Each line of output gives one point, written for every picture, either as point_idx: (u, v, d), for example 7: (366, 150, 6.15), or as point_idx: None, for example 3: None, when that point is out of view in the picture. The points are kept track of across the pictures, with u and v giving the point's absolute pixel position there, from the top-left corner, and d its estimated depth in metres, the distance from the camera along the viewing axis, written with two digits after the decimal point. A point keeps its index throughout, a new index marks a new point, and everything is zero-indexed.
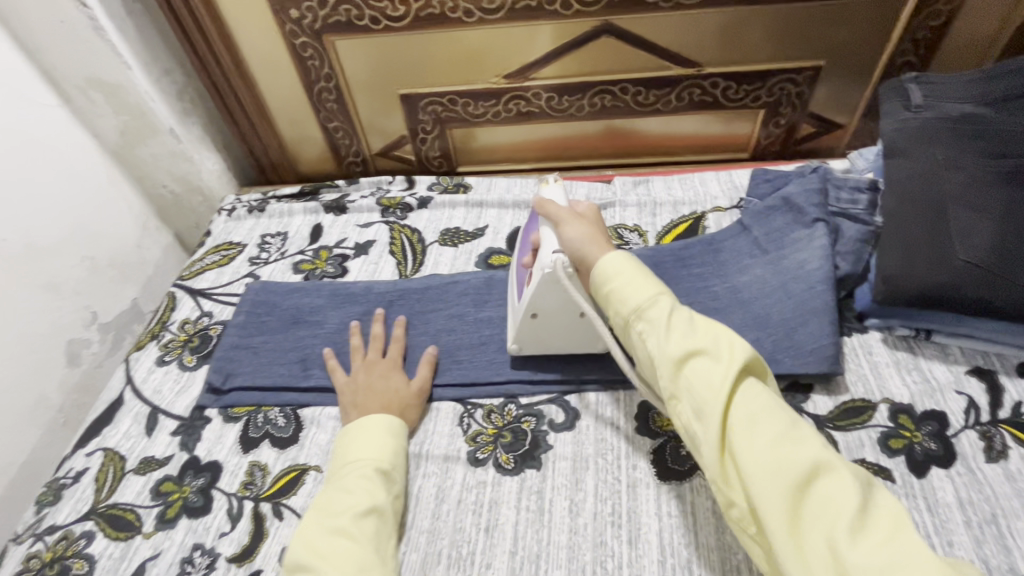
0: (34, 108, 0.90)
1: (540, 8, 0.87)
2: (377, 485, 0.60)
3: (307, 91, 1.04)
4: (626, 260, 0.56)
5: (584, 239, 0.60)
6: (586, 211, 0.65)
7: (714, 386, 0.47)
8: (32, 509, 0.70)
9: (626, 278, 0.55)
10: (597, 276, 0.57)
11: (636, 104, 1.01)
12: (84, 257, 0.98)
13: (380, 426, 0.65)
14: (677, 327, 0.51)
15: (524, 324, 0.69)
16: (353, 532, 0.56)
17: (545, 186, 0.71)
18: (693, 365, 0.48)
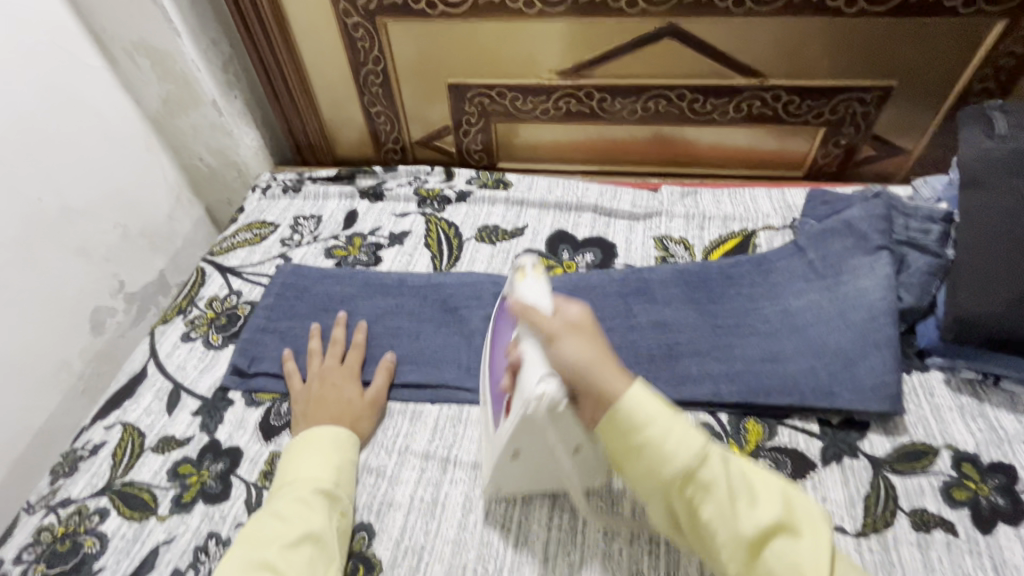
0: (80, 70, 0.89)
1: (605, 5, 0.84)
2: (317, 506, 0.57)
3: (353, 72, 1.01)
4: (649, 397, 0.49)
5: (589, 370, 0.48)
6: (574, 314, 0.53)
7: (802, 569, 0.43)
8: (46, 479, 0.68)
9: (662, 425, 0.47)
10: (620, 421, 0.48)
11: (691, 112, 0.97)
12: (116, 224, 0.96)
13: (327, 444, 0.62)
14: (652, 416, 0.48)
15: (503, 465, 0.57)
16: (282, 567, 0.52)
17: (527, 269, 0.57)
18: (772, 545, 0.44)
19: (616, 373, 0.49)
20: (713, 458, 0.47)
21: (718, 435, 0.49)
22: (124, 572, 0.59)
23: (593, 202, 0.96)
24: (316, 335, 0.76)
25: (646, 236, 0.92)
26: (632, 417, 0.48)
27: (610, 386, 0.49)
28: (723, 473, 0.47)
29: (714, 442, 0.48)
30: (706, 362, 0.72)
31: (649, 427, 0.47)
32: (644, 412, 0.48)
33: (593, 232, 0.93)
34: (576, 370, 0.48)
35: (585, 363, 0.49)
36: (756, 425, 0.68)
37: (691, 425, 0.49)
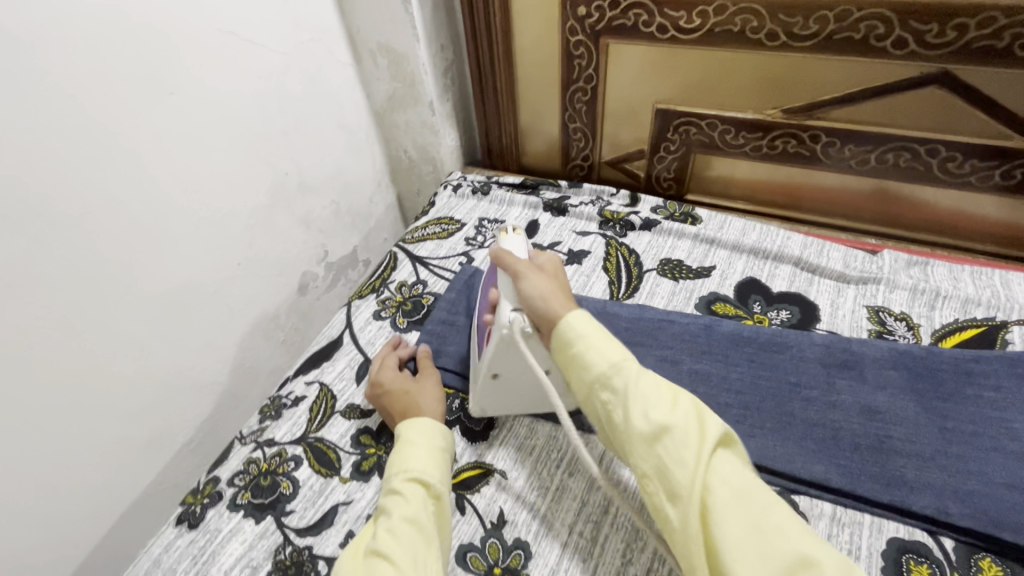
0: (335, 65, 1.01)
1: (863, 43, 0.75)
2: (410, 493, 0.56)
3: (562, 88, 1.03)
4: (589, 321, 0.56)
5: (544, 300, 0.59)
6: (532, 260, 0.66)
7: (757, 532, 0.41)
8: (256, 416, 0.78)
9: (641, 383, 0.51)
10: (559, 334, 0.56)
11: (939, 171, 0.83)
12: (332, 201, 1.08)
13: (414, 435, 0.63)
14: (625, 370, 0.52)
15: (485, 384, 0.68)
16: (388, 553, 0.51)
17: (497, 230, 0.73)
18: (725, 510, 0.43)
19: (606, 336, 0.55)
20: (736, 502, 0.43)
21: (764, 485, 0.45)
22: (308, 520, 0.65)
23: (795, 254, 0.88)
24: (377, 358, 0.79)
25: (857, 303, 0.81)
26: (654, 428, 0.47)
27: (643, 400, 0.49)
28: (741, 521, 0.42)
29: (754, 491, 0.44)
30: (930, 470, 0.61)
31: (665, 450, 0.46)
32: (669, 432, 0.47)
33: (791, 287, 0.85)
34: (597, 355, 0.53)
35: (612, 361, 0.53)
36: (993, 564, 0.56)
37: (728, 460, 0.46)
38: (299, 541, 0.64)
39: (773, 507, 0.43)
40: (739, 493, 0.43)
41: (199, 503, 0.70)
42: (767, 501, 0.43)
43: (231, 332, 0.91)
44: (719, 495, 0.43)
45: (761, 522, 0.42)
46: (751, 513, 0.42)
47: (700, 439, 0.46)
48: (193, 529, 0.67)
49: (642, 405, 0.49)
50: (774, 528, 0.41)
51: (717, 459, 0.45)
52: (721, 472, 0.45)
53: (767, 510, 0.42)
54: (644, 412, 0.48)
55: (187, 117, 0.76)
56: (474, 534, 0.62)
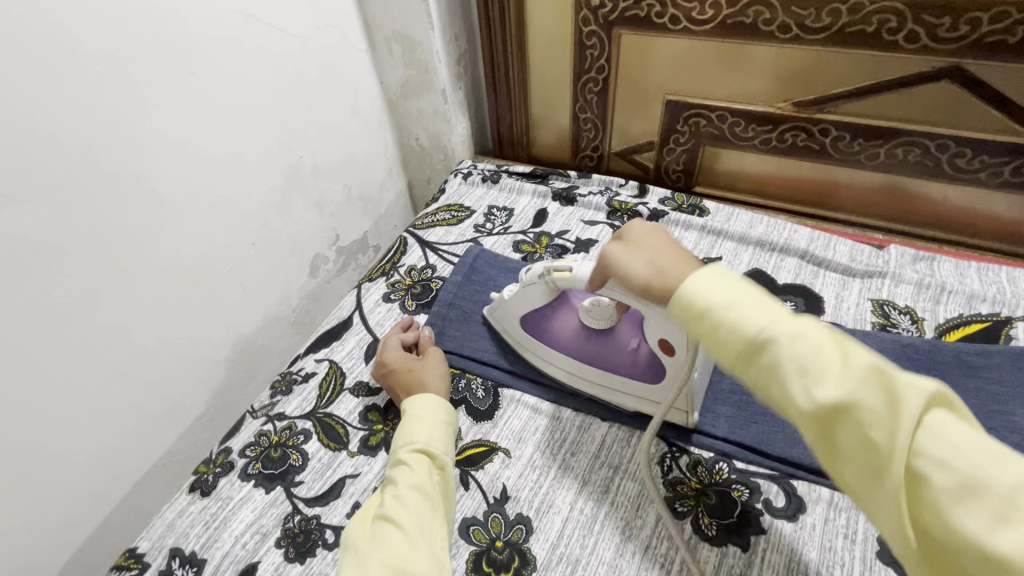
0: (350, 50, 1.02)
1: (875, 37, 0.76)
2: (415, 463, 0.58)
3: (574, 78, 1.04)
4: (717, 275, 0.45)
5: (660, 273, 0.49)
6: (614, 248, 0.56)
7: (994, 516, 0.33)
8: (267, 392, 0.80)
9: (806, 340, 0.39)
10: (716, 321, 0.43)
11: (948, 167, 0.83)
12: (344, 186, 1.10)
13: (420, 410, 0.64)
14: (778, 330, 0.40)
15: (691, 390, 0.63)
16: (395, 518, 0.53)
17: (549, 269, 0.65)
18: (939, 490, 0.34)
19: (745, 295, 0.43)
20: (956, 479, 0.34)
21: (1006, 453, 0.34)
22: (317, 491, 0.67)
23: (802, 246, 0.88)
24: (386, 338, 0.78)
25: (861, 296, 0.82)
26: (829, 405, 0.37)
27: (810, 367, 0.39)
28: (963, 501, 0.34)
29: (986, 469, 0.33)
30: None
31: (845, 433, 0.38)
32: (848, 411, 0.37)
33: (796, 279, 0.85)
34: (740, 320, 0.42)
35: (760, 325, 0.41)
36: None
37: (948, 422, 0.35)
38: (308, 511, 0.66)
39: (1021, 488, 0.32)
40: (969, 477, 0.34)
41: (211, 473, 0.72)
42: (1008, 477, 0.33)
43: (243, 310, 0.93)
44: (938, 482, 0.34)
45: (1002, 511, 0.32)
46: (987, 503, 0.33)
47: (896, 413, 0.36)
48: (206, 497, 0.69)
49: (802, 378, 0.39)
50: (1021, 521, 0.32)
51: (928, 428, 0.36)
52: (936, 452, 0.35)
53: (1009, 494, 0.32)
54: (806, 388, 0.38)
55: (206, 97, 0.78)
56: (477, 508, 0.64)
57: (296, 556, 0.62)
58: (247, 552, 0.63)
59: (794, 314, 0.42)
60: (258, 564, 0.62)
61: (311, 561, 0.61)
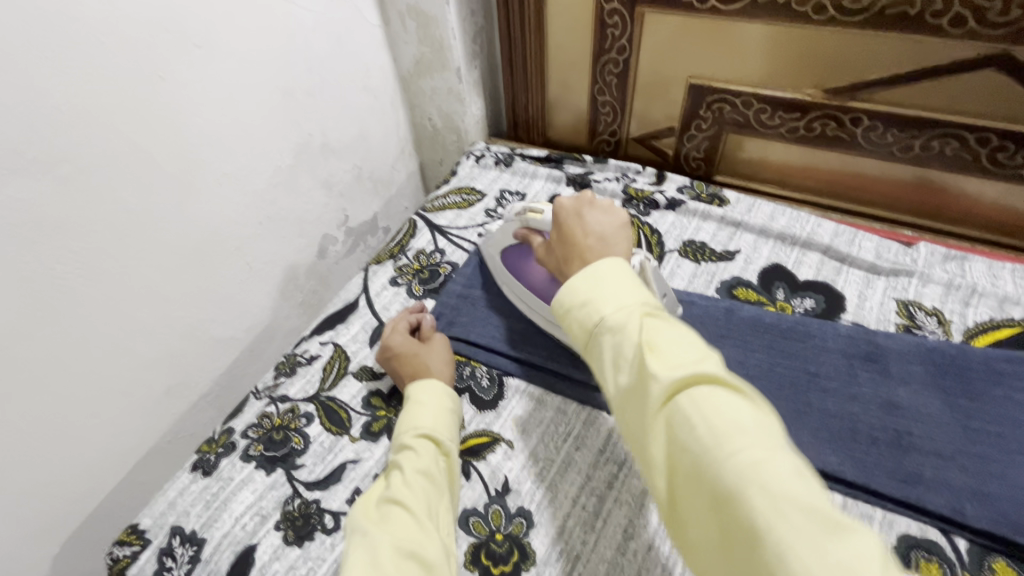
0: (363, 26, 0.99)
1: (918, 20, 0.71)
2: (421, 448, 0.57)
3: (593, 59, 1.00)
4: (604, 267, 0.47)
5: (606, 239, 0.54)
6: (571, 203, 0.58)
7: (711, 455, 0.35)
8: (272, 372, 0.80)
9: (610, 306, 0.44)
10: (584, 288, 0.47)
11: (987, 161, 0.79)
12: (354, 166, 1.08)
13: (424, 394, 0.63)
14: (601, 295, 0.45)
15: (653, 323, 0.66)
16: (404, 501, 0.51)
17: (525, 210, 0.70)
18: (682, 435, 0.37)
19: (605, 280, 0.46)
20: (695, 418, 0.36)
21: (749, 429, 0.35)
22: (317, 475, 0.67)
23: (825, 241, 0.85)
24: (389, 326, 0.77)
25: (886, 296, 0.78)
26: (618, 368, 0.42)
27: (613, 339, 0.43)
28: (695, 440, 0.36)
29: (711, 445, 0.35)
30: (949, 471, 0.59)
31: (631, 412, 0.41)
32: (636, 394, 0.41)
33: (818, 276, 0.82)
34: (586, 316, 0.45)
35: (603, 314, 0.44)
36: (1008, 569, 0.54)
37: (700, 400, 0.37)
38: (307, 494, 0.65)
39: (735, 469, 0.33)
40: (700, 455, 0.35)
41: (214, 452, 0.72)
42: (727, 455, 0.34)
43: (250, 290, 0.92)
44: (685, 464, 0.37)
45: (718, 491, 0.34)
46: (713, 480, 0.35)
47: (660, 397, 0.38)
48: (208, 477, 0.69)
49: (615, 364, 0.42)
50: (730, 499, 0.33)
51: (699, 394, 0.37)
52: (683, 427, 0.37)
53: (721, 473, 0.34)
54: (614, 370, 0.43)
55: (213, 71, 0.76)
56: (477, 500, 0.63)
57: (295, 540, 0.62)
58: (247, 534, 0.63)
59: (621, 295, 0.45)
60: (256, 546, 0.62)
61: (309, 545, 0.61)
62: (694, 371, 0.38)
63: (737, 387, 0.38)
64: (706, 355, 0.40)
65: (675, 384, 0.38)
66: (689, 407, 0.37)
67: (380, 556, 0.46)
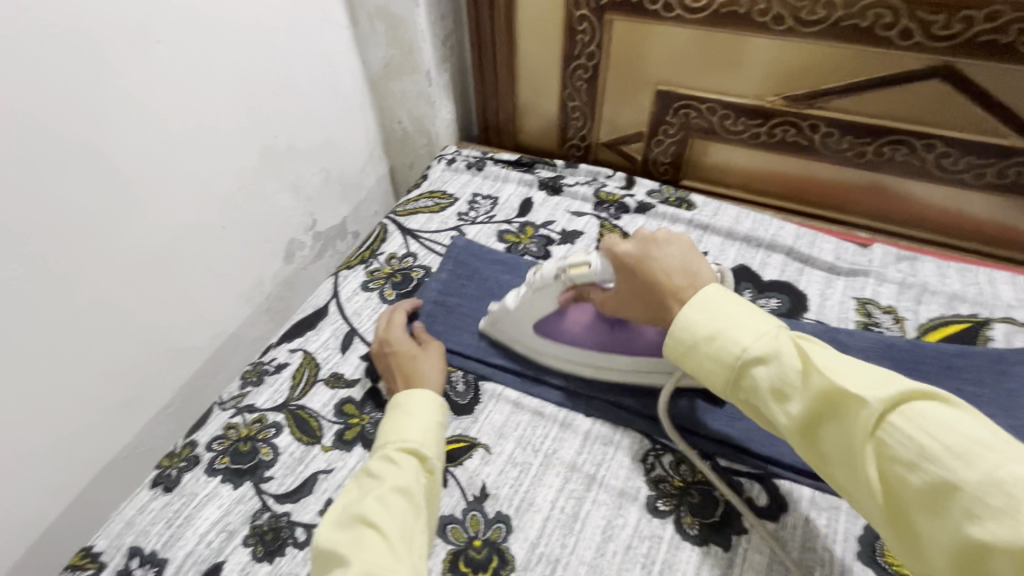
0: (331, 26, 0.97)
1: (869, 32, 0.75)
2: (403, 464, 0.55)
3: (563, 64, 1.01)
4: (714, 299, 0.50)
5: (687, 269, 0.53)
6: (633, 245, 0.56)
7: (923, 453, 0.36)
8: (237, 382, 0.77)
9: (733, 319, 0.48)
10: (692, 313, 0.50)
11: (934, 167, 0.83)
12: (322, 169, 1.05)
13: (413, 406, 0.62)
14: (718, 319, 0.49)
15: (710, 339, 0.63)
16: (377, 523, 0.49)
17: (564, 268, 0.61)
18: (883, 438, 0.38)
19: (725, 308, 0.49)
20: (878, 415, 0.38)
21: (951, 426, 0.36)
22: (288, 487, 0.64)
23: (788, 243, 0.88)
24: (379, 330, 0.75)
25: (845, 295, 0.81)
26: (773, 388, 0.45)
27: (746, 351, 0.47)
28: (906, 441, 0.37)
29: (931, 451, 0.35)
30: None
31: (830, 439, 0.42)
32: (825, 414, 0.42)
33: (781, 276, 0.85)
34: (724, 345, 0.48)
35: (743, 345, 0.47)
36: None
37: (911, 412, 0.37)
38: (277, 508, 0.63)
39: (957, 463, 0.34)
40: (923, 466, 0.36)
41: (175, 467, 0.68)
42: (953, 458, 0.35)
43: (213, 297, 0.88)
44: (911, 483, 0.36)
45: (934, 483, 0.35)
46: (923, 478, 0.36)
47: (882, 412, 0.38)
48: (169, 493, 0.66)
49: (782, 393, 0.44)
50: (956, 496, 0.34)
51: (897, 409, 0.38)
52: (897, 442, 0.37)
53: (954, 475, 0.34)
54: (784, 407, 0.44)
55: (173, 68, 0.73)
56: (455, 507, 0.62)
57: (264, 555, 0.59)
58: (212, 552, 0.60)
59: (745, 314, 0.48)
60: (223, 564, 0.59)
61: (280, 560, 0.59)
62: (902, 389, 0.39)
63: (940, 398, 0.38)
64: (890, 376, 0.41)
65: (886, 404, 0.39)
66: (860, 408, 0.39)
67: None
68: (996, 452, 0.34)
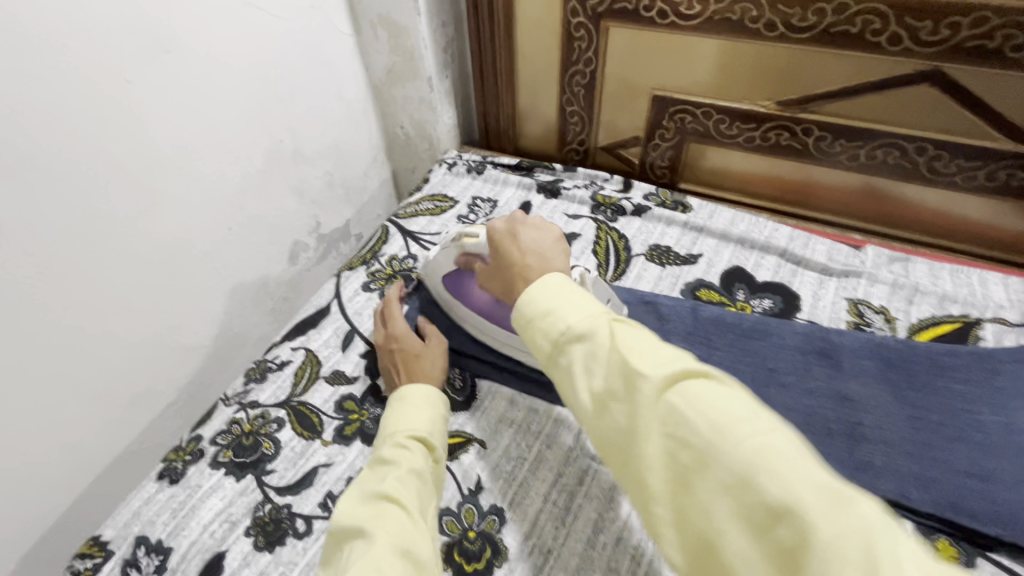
0: (335, 34, 1.00)
1: (859, 38, 0.76)
2: (415, 447, 0.57)
3: (561, 70, 1.03)
4: (553, 286, 0.47)
5: (543, 253, 0.53)
6: (503, 226, 0.58)
7: (713, 438, 0.35)
8: (241, 379, 0.79)
9: (570, 304, 0.45)
10: (529, 295, 0.47)
11: (926, 169, 0.85)
12: (326, 173, 1.08)
13: (418, 396, 0.64)
14: (560, 301, 0.46)
15: None
16: (398, 497, 0.51)
17: (462, 234, 0.68)
18: (677, 422, 0.37)
19: (562, 293, 0.46)
20: (680, 398, 0.37)
21: (740, 416, 0.35)
22: (289, 480, 0.66)
23: (781, 245, 0.89)
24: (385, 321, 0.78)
25: (838, 296, 0.83)
26: (586, 368, 0.42)
27: (562, 324, 0.44)
28: (693, 419, 0.36)
29: (710, 437, 0.35)
30: (894, 457, 0.63)
31: (619, 416, 0.40)
32: (619, 393, 0.40)
33: (775, 277, 0.86)
34: (553, 325, 0.45)
35: (570, 326, 0.44)
36: (950, 546, 0.59)
37: (710, 401, 0.36)
38: (278, 499, 0.65)
39: (741, 455, 0.34)
40: (703, 450, 0.35)
41: (181, 460, 0.70)
42: (728, 445, 0.34)
43: (219, 297, 0.91)
44: (685, 459, 0.36)
45: (726, 475, 0.34)
46: (712, 468, 0.35)
47: (681, 403, 0.37)
48: (174, 485, 0.68)
49: (589, 371, 0.42)
50: (736, 485, 0.33)
51: (680, 390, 0.38)
52: (684, 421, 0.37)
53: (730, 464, 0.34)
54: (588, 384, 0.42)
55: (181, 75, 0.76)
56: (450, 500, 0.64)
57: (265, 545, 0.61)
58: (215, 541, 0.62)
59: (582, 298, 0.46)
60: (225, 553, 0.61)
61: (280, 549, 0.61)
62: (678, 368, 0.39)
63: (713, 377, 0.38)
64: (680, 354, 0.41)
65: (665, 383, 0.38)
66: (667, 389, 0.38)
67: (375, 550, 0.44)
68: (774, 437, 0.34)
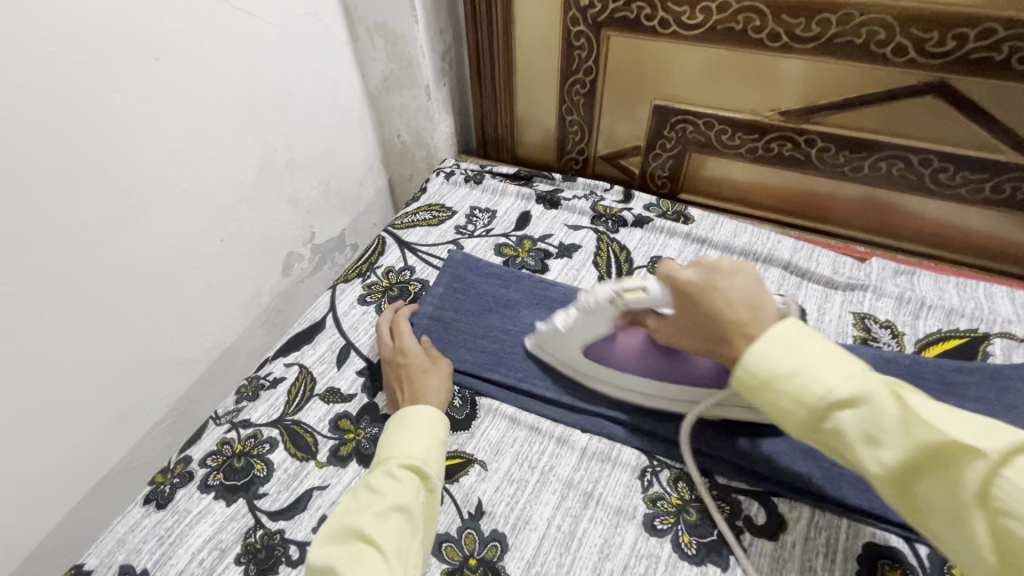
0: (330, 41, 0.98)
1: (864, 49, 0.75)
2: (404, 480, 0.55)
3: (560, 79, 1.02)
4: (776, 335, 0.48)
5: (749, 305, 0.51)
6: (695, 274, 0.53)
7: (939, 450, 0.40)
8: (232, 397, 0.76)
9: (819, 358, 0.46)
10: (751, 355, 0.48)
11: (930, 182, 0.84)
12: (321, 182, 1.05)
13: (416, 421, 0.61)
14: (793, 359, 0.46)
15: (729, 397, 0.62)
16: (376, 540, 0.49)
17: (619, 292, 0.59)
18: (946, 454, 0.39)
19: (795, 345, 0.47)
20: (925, 424, 0.40)
21: (936, 409, 0.41)
22: (281, 504, 0.64)
23: (785, 257, 0.88)
24: (385, 338, 0.76)
25: (844, 309, 0.81)
26: (876, 438, 0.42)
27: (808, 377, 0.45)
28: (877, 421, 0.42)
29: (953, 451, 0.39)
30: None
31: (917, 477, 0.41)
32: (916, 457, 0.41)
33: (779, 290, 0.85)
34: (802, 385, 0.45)
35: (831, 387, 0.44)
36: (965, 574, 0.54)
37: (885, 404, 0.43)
38: (271, 525, 0.62)
39: (964, 454, 0.39)
40: (951, 461, 0.39)
41: (169, 483, 0.68)
42: (952, 448, 0.39)
43: (210, 310, 0.88)
44: (916, 477, 0.41)
45: (976, 486, 0.38)
46: (969, 484, 0.38)
47: (892, 407, 0.42)
48: (162, 510, 0.65)
49: (864, 432, 0.43)
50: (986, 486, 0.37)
51: (937, 419, 0.40)
52: (958, 464, 0.39)
53: (969, 461, 0.38)
54: (871, 450, 0.43)
55: (171, 83, 0.73)
56: (450, 524, 0.61)
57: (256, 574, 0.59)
58: (204, 570, 0.60)
59: (836, 355, 0.46)
60: None
61: None
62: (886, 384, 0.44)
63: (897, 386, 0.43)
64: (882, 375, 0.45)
65: (857, 396, 0.44)
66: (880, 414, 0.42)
67: None
68: (967, 419, 0.41)
